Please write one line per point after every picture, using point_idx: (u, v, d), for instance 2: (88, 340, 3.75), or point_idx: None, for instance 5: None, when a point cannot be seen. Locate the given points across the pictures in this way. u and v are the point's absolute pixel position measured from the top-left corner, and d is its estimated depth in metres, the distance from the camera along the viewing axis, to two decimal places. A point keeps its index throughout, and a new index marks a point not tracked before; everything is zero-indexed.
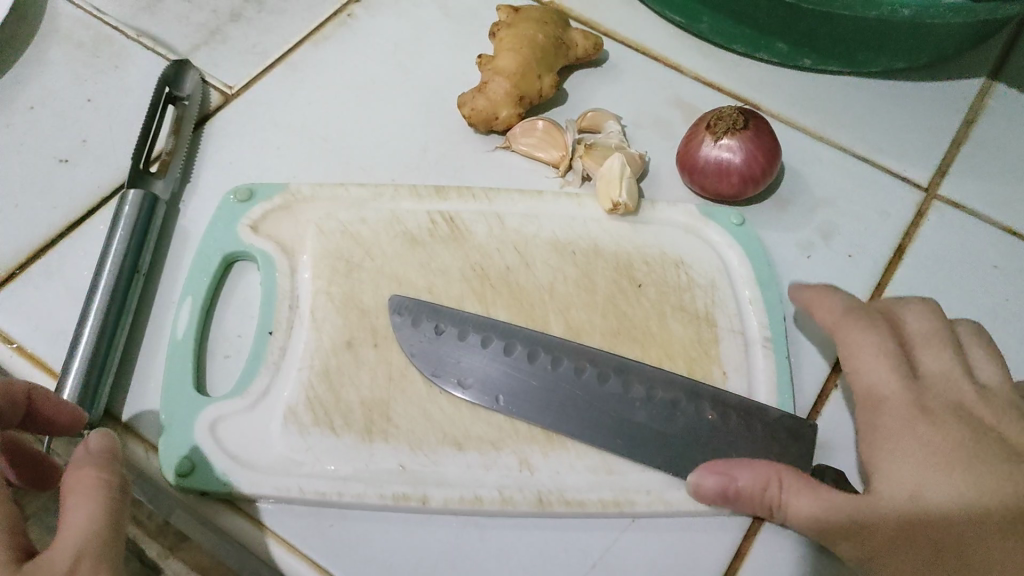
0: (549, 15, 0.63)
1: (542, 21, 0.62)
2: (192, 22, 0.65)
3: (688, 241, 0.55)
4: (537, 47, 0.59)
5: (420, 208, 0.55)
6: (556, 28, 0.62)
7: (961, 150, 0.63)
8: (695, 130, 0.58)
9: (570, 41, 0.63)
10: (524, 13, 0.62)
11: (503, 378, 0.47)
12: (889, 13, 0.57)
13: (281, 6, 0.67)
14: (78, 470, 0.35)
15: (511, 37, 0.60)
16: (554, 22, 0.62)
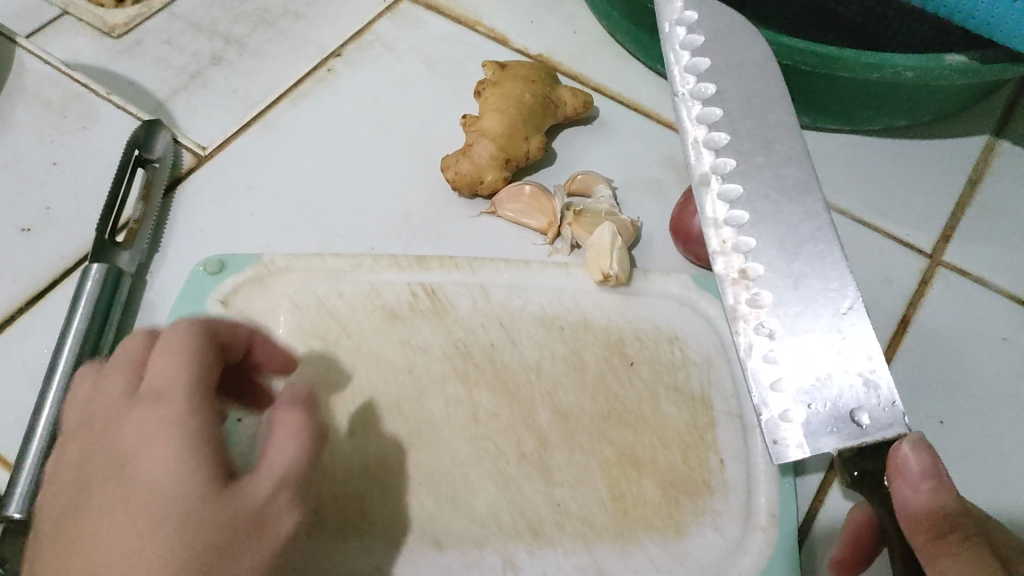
0: (536, 73, 0.60)
1: (529, 80, 0.59)
2: (171, 65, 0.64)
3: (683, 315, 0.52)
4: (522, 107, 0.57)
5: (400, 280, 0.52)
6: (543, 87, 0.60)
7: (965, 213, 0.61)
8: (690, 197, 0.55)
9: (557, 100, 0.60)
10: (511, 71, 0.60)
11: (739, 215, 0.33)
12: (892, 75, 0.54)
13: (262, 49, 0.66)
14: (290, 408, 0.34)
15: (496, 97, 0.58)
16: (542, 80, 0.60)
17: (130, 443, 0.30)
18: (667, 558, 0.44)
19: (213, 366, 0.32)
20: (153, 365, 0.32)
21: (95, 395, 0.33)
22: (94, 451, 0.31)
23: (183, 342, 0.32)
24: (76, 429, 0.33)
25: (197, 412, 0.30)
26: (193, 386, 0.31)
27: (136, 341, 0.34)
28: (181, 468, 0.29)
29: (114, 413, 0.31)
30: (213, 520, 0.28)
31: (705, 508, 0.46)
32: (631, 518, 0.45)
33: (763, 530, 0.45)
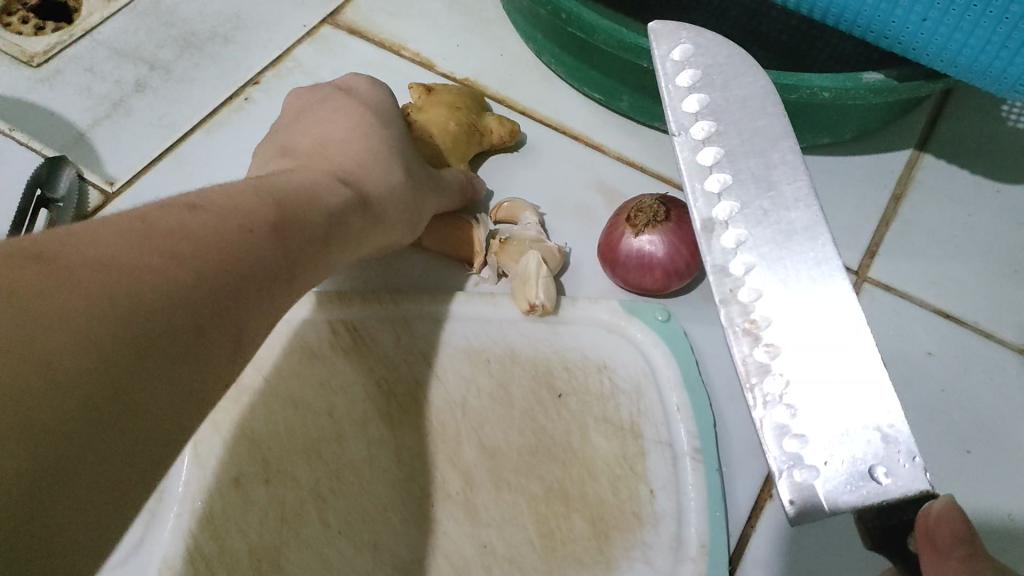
0: (463, 98, 0.59)
1: (454, 104, 0.58)
2: (94, 94, 0.63)
3: (611, 344, 0.52)
4: (444, 135, 0.56)
5: (319, 316, 0.50)
6: (469, 114, 0.59)
7: (890, 228, 0.61)
8: (615, 222, 0.55)
9: (485, 128, 0.59)
10: (437, 96, 0.59)
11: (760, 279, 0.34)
12: (809, 96, 0.54)
13: (188, 75, 0.64)
14: (438, 178, 0.52)
15: (420, 119, 0.57)
16: (468, 106, 0.59)
17: (340, 145, 0.46)
18: None
19: (372, 154, 0.46)
20: (348, 113, 0.48)
21: (286, 142, 0.47)
22: (315, 147, 0.46)
23: (386, 104, 0.52)
24: (294, 136, 0.47)
25: (397, 169, 0.47)
26: (379, 142, 0.47)
27: (366, 88, 0.52)
28: (382, 155, 0.46)
29: (313, 121, 0.48)
30: (392, 206, 0.46)
31: (635, 542, 0.45)
32: (560, 556, 0.44)
33: (693, 559, 0.44)
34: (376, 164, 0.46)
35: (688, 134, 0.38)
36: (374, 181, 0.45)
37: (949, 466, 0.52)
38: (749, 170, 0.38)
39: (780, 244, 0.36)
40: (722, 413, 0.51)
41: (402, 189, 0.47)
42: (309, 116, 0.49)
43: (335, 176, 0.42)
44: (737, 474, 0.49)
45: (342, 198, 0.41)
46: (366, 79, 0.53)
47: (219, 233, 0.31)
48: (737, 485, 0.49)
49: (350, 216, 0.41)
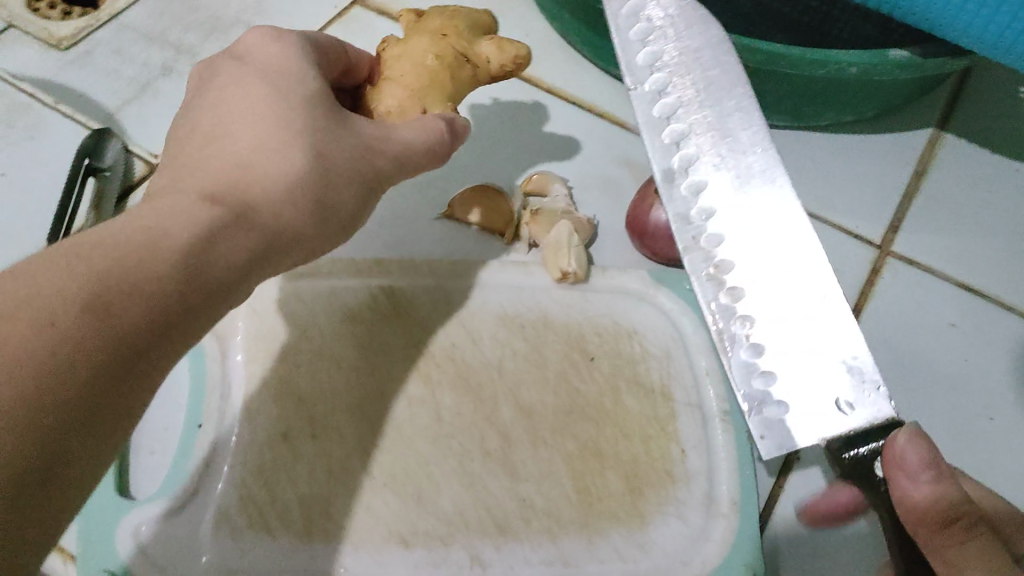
0: (455, 14, 0.46)
1: (440, 27, 0.45)
2: (122, 77, 0.63)
3: (641, 311, 0.53)
4: (420, 63, 0.43)
5: (359, 282, 0.52)
6: (458, 40, 0.44)
7: (912, 203, 0.63)
8: (644, 194, 0.56)
9: (477, 56, 0.44)
10: (424, 24, 0.46)
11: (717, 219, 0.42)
12: (836, 71, 0.56)
13: (220, 50, 0.65)
14: (374, 148, 0.39)
15: (390, 56, 0.45)
16: (455, 29, 0.45)
17: (235, 150, 0.37)
18: (632, 547, 0.45)
19: (276, 128, 0.37)
20: (244, 96, 0.38)
21: (180, 140, 0.39)
22: (198, 159, 0.37)
23: (295, 73, 0.39)
24: (191, 128, 0.39)
25: (303, 151, 0.37)
26: (267, 132, 0.37)
27: (274, 49, 0.40)
28: (274, 146, 0.37)
29: (211, 109, 0.39)
30: (289, 204, 0.36)
31: (669, 498, 0.46)
32: (597, 510, 0.45)
33: (725, 516, 0.46)
34: (269, 163, 0.36)
35: (645, 87, 0.43)
36: (256, 189, 0.36)
37: (970, 432, 0.53)
38: (708, 123, 0.43)
39: (743, 202, 0.42)
40: None
41: (307, 180, 0.37)
42: (212, 96, 0.39)
43: (197, 194, 0.34)
44: None
45: (202, 229, 0.33)
46: (278, 36, 0.41)
47: (12, 387, 0.27)
48: None
49: (222, 243, 0.34)
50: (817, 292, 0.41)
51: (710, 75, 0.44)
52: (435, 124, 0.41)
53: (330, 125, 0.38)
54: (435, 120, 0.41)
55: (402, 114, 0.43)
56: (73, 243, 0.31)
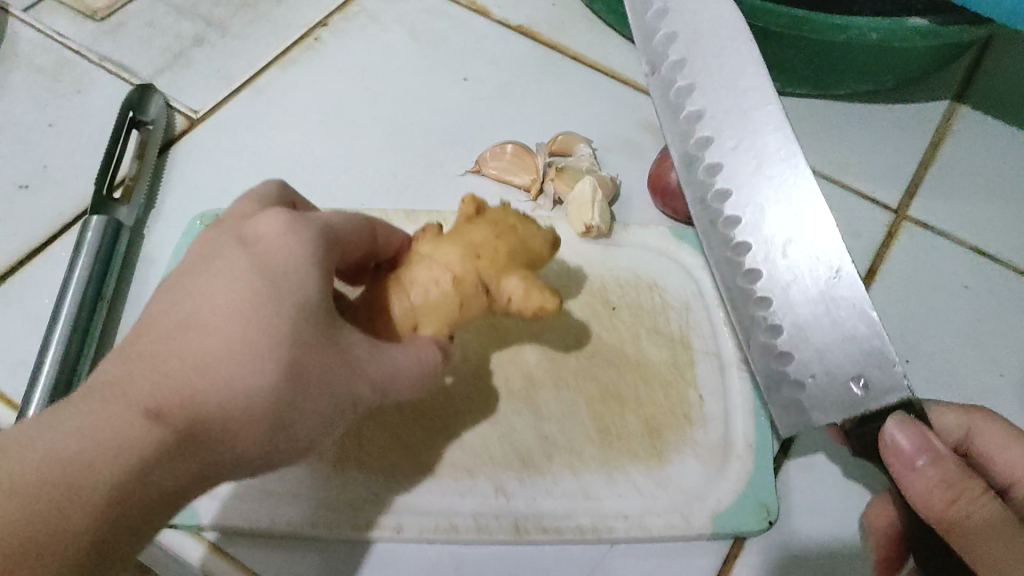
0: (507, 219, 0.42)
1: (475, 237, 0.41)
2: (154, 47, 0.64)
3: (662, 264, 0.55)
4: (431, 292, 0.40)
5: None
6: (492, 242, 0.40)
7: (930, 170, 0.64)
8: (666, 154, 0.58)
9: (501, 297, 0.40)
10: (468, 234, 0.41)
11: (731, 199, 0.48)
12: (858, 37, 0.57)
13: (257, 14, 0.67)
14: (354, 371, 0.35)
15: (421, 258, 0.42)
16: (494, 251, 0.40)
17: (200, 345, 0.32)
18: (650, 484, 0.47)
19: (244, 341, 0.32)
20: (224, 280, 0.33)
21: (154, 310, 0.33)
22: (156, 342, 0.32)
23: (294, 267, 0.34)
24: (160, 301, 0.34)
25: (271, 375, 0.32)
26: (239, 346, 0.32)
27: (280, 243, 0.34)
28: (242, 359, 0.32)
29: (193, 282, 0.34)
30: (246, 421, 0.32)
31: (686, 439, 0.48)
32: (616, 448, 0.47)
33: (740, 457, 0.48)
34: (227, 377, 0.31)
35: (666, 82, 0.51)
36: (210, 399, 0.31)
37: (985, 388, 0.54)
38: (722, 103, 0.49)
39: (758, 192, 0.48)
40: None
41: (273, 398, 0.32)
42: (187, 284, 0.34)
43: (141, 406, 0.30)
44: None
45: (141, 460, 0.29)
46: (288, 227, 0.35)
47: None
48: None
49: (162, 471, 0.30)
50: (832, 264, 0.46)
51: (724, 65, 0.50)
52: (430, 352, 0.39)
53: (318, 319, 0.34)
54: (430, 350, 0.39)
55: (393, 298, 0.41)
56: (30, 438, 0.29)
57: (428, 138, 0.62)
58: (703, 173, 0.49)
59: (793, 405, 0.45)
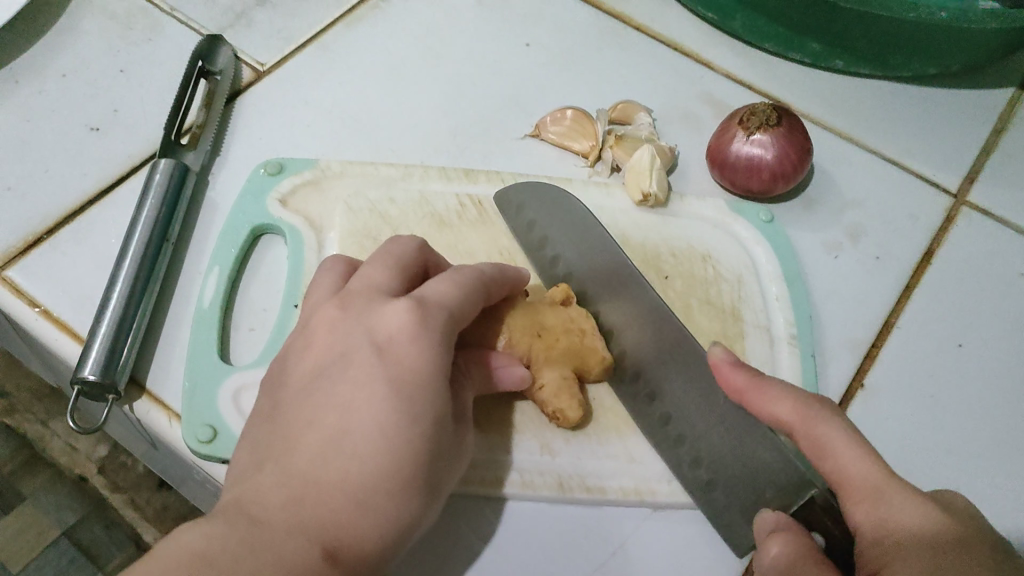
0: (575, 317, 0.46)
1: (541, 320, 0.46)
2: (219, 5, 0.65)
3: (715, 236, 0.56)
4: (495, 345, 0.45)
5: (449, 190, 0.56)
6: (551, 340, 0.45)
7: (991, 157, 0.63)
8: (727, 125, 0.57)
9: (534, 380, 0.45)
10: (547, 319, 0.46)
11: (631, 317, 0.48)
12: (926, 16, 0.57)
13: None
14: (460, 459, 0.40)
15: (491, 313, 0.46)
16: (554, 340, 0.45)
17: (355, 468, 0.35)
18: None
19: (404, 456, 0.36)
20: (368, 399, 0.37)
21: (300, 432, 0.37)
22: (315, 471, 0.35)
23: (431, 373, 0.38)
24: (303, 430, 0.37)
25: (415, 492, 0.36)
26: (389, 474, 0.35)
27: (411, 353, 0.38)
28: (393, 492, 0.35)
29: (337, 400, 0.37)
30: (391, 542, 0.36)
31: None
32: None
33: None
34: (380, 498, 0.35)
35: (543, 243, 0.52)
36: (368, 524, 0.35)
37: None
38: (580, 255, 0.51)
39: (633, 317, 0.48)
40: (819, 308, 0.55)
41: (409, 516, 0.36)
42: (336, 393, 0.37)
43: (320, 545, 0.33)
44: (831, 362, 0.52)
45: None
46: (418, 337, 0.38)
47: None
48: (831, 371, 0.52)
49: None
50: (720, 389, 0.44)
51: (552, 216, 0.53)
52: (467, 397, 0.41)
53: (446, 427, 0.38)
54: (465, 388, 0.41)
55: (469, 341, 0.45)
56: (243, 543, 0.32)
57: (487, 102, 0.62)
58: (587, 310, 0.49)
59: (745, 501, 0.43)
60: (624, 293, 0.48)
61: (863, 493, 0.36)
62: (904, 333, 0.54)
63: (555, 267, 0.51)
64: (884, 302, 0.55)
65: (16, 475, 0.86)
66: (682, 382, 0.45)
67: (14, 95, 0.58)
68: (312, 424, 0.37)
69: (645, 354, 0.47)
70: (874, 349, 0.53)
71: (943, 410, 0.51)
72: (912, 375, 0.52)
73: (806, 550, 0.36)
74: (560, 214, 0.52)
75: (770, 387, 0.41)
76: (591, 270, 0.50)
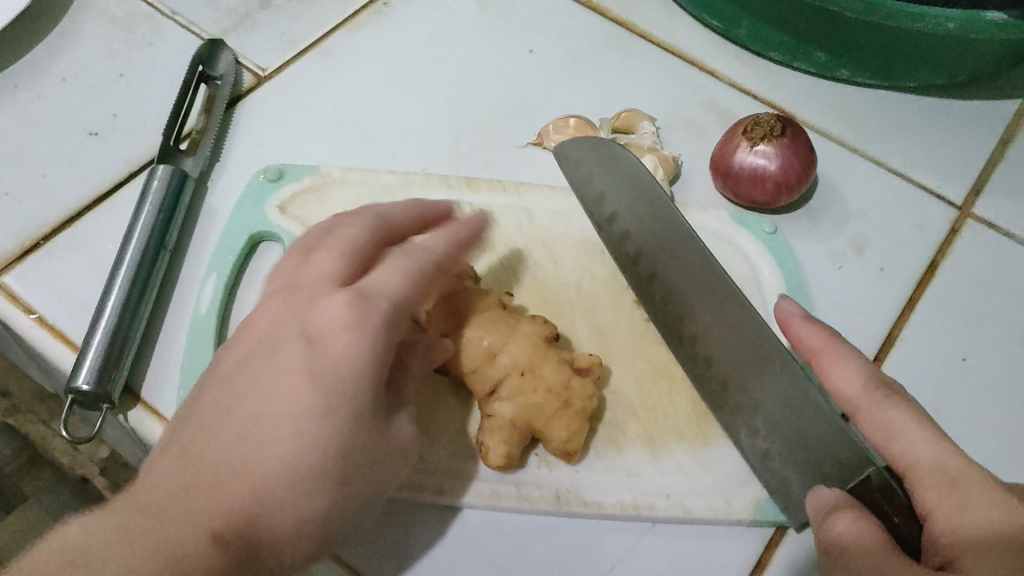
0: (572, 385, 0.43)
1: (537, 366, 0.43)
2: (222, 7, 0.65)
3: (718, 247, 0.55)
4: (487, 351, 0.44)
5: (450, 198, 0.55)
6: (526, 392, 0.43)
7: (997, 168, 0.62)
8: (731, 135, 0.57)
9: (487, 407, 0.43)
10: (537, 370, 0.43)
11: (687, 280, 0.49)
12: (932, 26, 0.56)
13: None
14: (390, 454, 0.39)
15: (499, 321, 0.45)
16: (529, 390, 0.43)
17: (258, 465, 0.34)
18: (695, 466, 0.46)
19: (313, 445, 0.35)
20: (285, 390, 0.36)
21: (218, 418, 0.36)
22: (219, 455, 0.35)
23: (357, 372, 0.36)
24: (220, 414, 0.37)
25: (328, 481, 0.35)
26: (294, 465, 0.34)
27: (342, 345, 0.36)
28: (301, 482, 0.34)
29: (260, 387, 0.37)
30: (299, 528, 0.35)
31: None
32: (661, 426, 0.47)
33: None
34: (284, 492, 0.34)
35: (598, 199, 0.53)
36: (273, 511, 0.34)
37: None
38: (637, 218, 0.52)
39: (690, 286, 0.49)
40: (822, 321, 0.54)
41: (317, 514, 0.35)
42: (261, 380, 0.37)
43: (208, 529, 0.33)
44: None
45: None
46: (357, 325, 0.37)
47: None
48: None
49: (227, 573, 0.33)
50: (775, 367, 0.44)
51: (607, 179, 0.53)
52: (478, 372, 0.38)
53: (364, 426, 0.37)
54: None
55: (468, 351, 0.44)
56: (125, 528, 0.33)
57: (491, 109, 0.62)
58: (631, 253, 0.51)
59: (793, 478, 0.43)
60: (677, 251, 0.50)
61: (937, 480, 0.35)
62: (908, 346, 0.53)
63: (613, 224, 0.53)
64: (887, 315, 0.55)
65: (18, 474, 0.86)
66: (736, 347, 0.46)
67: (12, 98, 0.58)
68: (231, 411, 0.36)
69: (701, 320, 0.48)
70: (877, 363, 0.53)
71: (946, 425, 0.50)
72: (915, 389, 0.51)
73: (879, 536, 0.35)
74: (617, 165, 0.53)
75: (845, 358, 0.40)
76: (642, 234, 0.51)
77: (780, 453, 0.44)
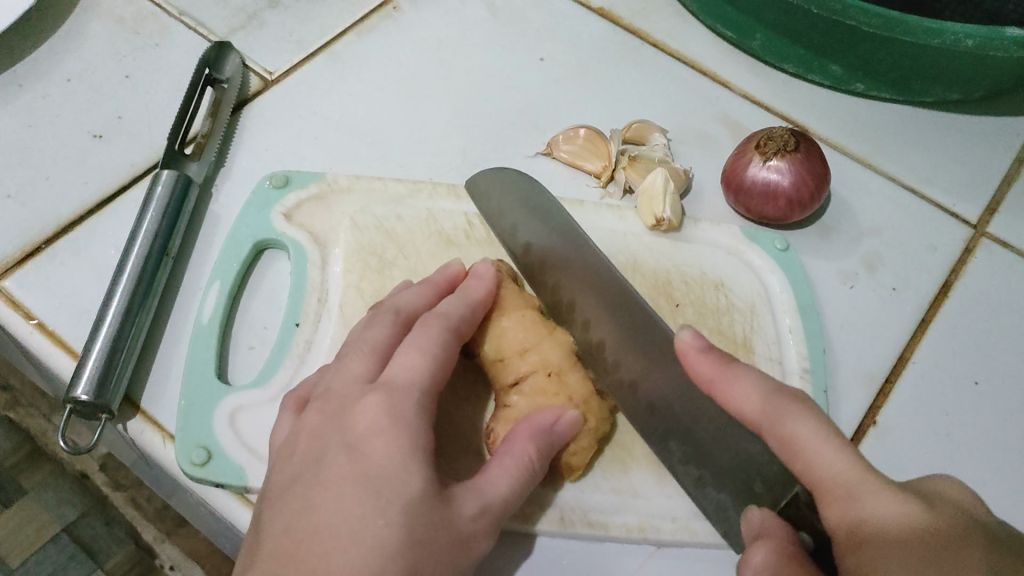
0: (591, 401, 0.42)
1: (564, 372, 0.43)
2: (230, 6, 0.64)
3: (729, 263, 0.54)
4: (520, 346, 0.43)
5: (457, 209, 0.54)
6: (550, 392, 0.42)
7: (1013, 187, 0.61)
8: (744, 149, 0.56)
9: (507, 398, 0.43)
10: (563, 374, 0.43)
11: (610, 308, 0.47)
12: (952, 42, 0.55)
13: None
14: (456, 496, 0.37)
15: (539, 322, 0.44)
16: (554, 390, 0.42)
17: (337, 540, 0.34)
18: None
19: (366, 478, 0.36)
20: (349, 430, 0.38)
21: (293, 455, 0.40)
22: (291, 488, 0.38)
23: (410, 387, 0.39)
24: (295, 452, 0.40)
25: (386, 511, 0.35)
26: (351, 503, 0.35)
27: (404, 365, 0.40)
28: (357, 514, 0.35)
29: (323, 429, 0.39)
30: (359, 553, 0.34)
31: None
32: None
33: None
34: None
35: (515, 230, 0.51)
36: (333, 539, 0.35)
37: None
38: (562, 241, 0.50)
39: (617, 316, 0.47)
40: (833, 341, 0.53)
41: (382, 536, 0.34)
42: (336, 406, 0.40)
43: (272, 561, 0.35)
44: (843, 396, 0.51)
45: None
46: (394, 426, 0.37)
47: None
48: (843, 407, 0.51)
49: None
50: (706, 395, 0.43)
51: (531, 208, 0.52)
52: (524, 457, 0.39)
53: (426, 515, 0.36)
54: (524, 451, 0.39)
55: (502, 339, 0.44)
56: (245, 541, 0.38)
57: (500, 118, 0.61)
58: (549, 281, 0.49)
59: (729, 502, 0.42)
60: (593, 274, 0.48)
61: (840, 493, 0.34)
62: (921, 368, 0.52)
63: (528, 254, 0.50)
64: (899, 335, 0.54)
65: (18, 468, 0.84)
66: (661, 374, 0.45)
67: (16, 99, 0.57)
68: (305, 453, 0.39)
69: (620, 345, 0.46)
70: (889, 385, 0.52)
71: (956, 450, 0.49)
72: (927, 412, 0.51)
73: (786, 560, 0.33)
74: (533, 201, 0.52)
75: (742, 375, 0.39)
76: (566, 257, 0.49)
77: (713, 477, 0.42)
